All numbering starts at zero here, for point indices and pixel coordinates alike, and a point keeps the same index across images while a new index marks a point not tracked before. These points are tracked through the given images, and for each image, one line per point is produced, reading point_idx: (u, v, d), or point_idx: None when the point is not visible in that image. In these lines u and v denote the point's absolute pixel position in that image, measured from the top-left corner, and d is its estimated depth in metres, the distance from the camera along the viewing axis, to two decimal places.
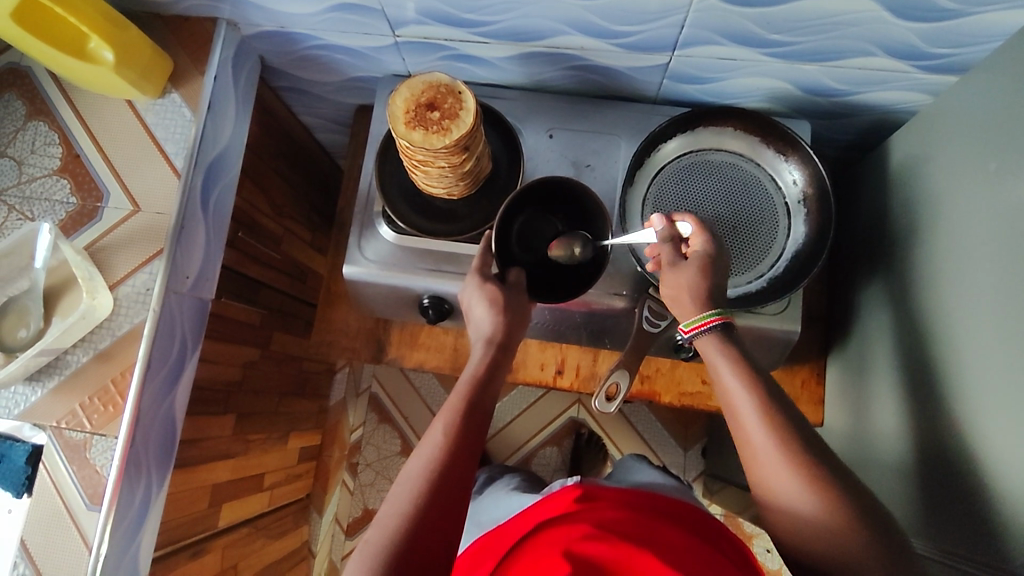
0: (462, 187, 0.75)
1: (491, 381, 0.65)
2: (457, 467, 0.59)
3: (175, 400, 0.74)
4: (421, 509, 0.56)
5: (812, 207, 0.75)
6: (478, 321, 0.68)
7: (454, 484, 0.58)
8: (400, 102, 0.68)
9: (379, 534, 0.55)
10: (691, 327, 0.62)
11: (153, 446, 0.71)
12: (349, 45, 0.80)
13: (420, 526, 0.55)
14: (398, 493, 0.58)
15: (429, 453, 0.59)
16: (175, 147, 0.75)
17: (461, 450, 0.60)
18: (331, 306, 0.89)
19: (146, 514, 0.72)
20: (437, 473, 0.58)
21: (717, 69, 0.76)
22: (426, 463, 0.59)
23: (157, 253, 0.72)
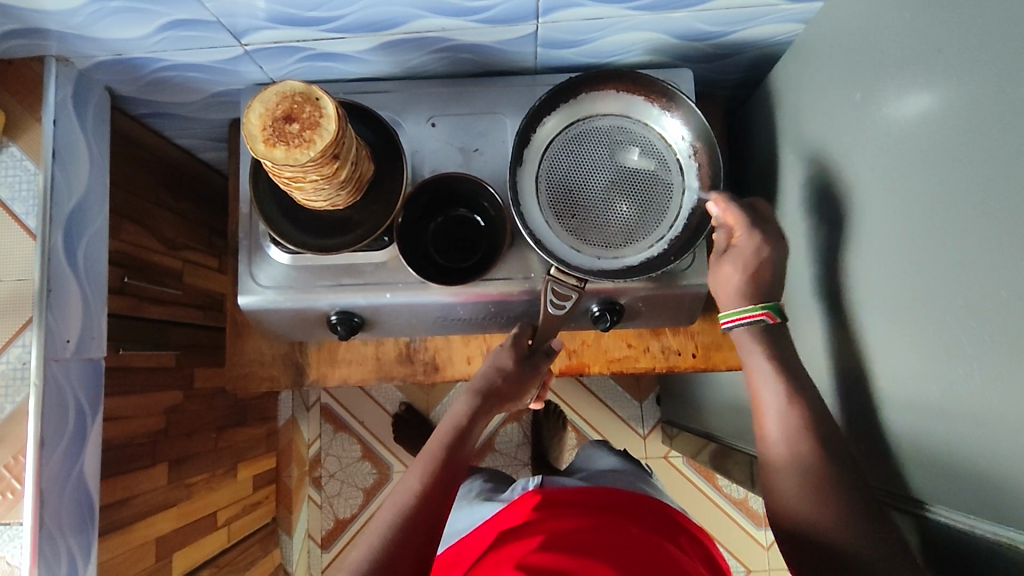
0: (346, 196, 0.71)
1: (481, 426, 0.72)
2: (447, 477, 0.65)
3: (85, 468, 0.71)
4: (422, 497, 0.62)
5: (703, 160, 0.74)
6: (490, 362, 0.75)
7: (449, 483, 0.65)
8: (255, 118, 0.63)
9: (371, 537, 0.59)
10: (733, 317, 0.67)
11: (69, 523, 0.68)
12: (198, 62, 0.74)
13: (409, 536, 0.59)
14: (391, 503, 0.63)
15: (429, 462, 0.66)
16: (25, 206, 0.69)
17: (450, 468, 0.66)
18: (240, 336, 0.86)
19: None
20: (431, 485, 0.64)
21: (588, 30, 0.73)
22: (418, 481, 0.64)
23: (27, 323, 0.67)
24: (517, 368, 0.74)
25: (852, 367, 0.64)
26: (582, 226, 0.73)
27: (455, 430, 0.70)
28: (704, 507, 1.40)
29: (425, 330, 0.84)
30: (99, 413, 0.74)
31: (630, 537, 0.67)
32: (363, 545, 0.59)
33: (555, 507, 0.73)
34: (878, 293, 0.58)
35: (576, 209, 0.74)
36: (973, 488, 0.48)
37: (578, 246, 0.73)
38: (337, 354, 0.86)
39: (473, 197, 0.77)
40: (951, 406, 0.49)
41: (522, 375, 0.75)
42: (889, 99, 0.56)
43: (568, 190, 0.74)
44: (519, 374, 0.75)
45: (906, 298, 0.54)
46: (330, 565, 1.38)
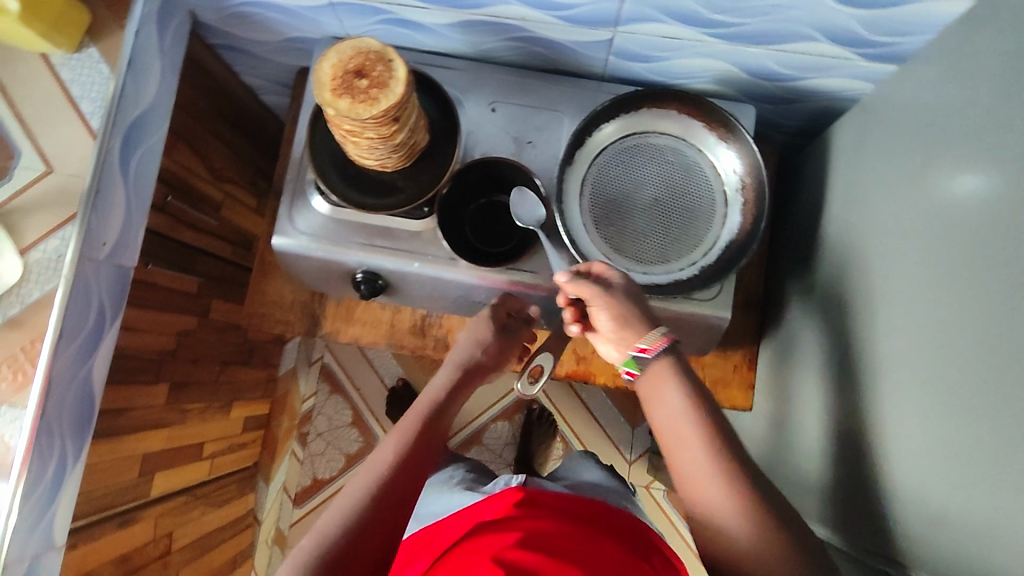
0: (397, 159, 0.73)
1: (460, 401, 0.72)
2: (422, 446, 0.66)
3: (94, 368, 0.72)
4: (396, 464, 0.63)
5: (749, 198, 0.72)
6: (472, 334, 0.76)
7: (424, 452, 0.65)
8: (328, 68, 0.65)
9: (342, 505, 0.59)
10: (652, 347, 0.61)
11: (68, 418, 0.70)
12: (283, 4, 0.76)
13: (380, 511, 0.60)
14: (367, 468, 0.63)
15: (404, 430, 0.66)
16: (92, 106, 0.72)
17: (427, 440, 0.66)
18: (265, 276, 0.87)
19: (61, 485, 0.70)
20: (406, 453, 0.64)
21: (664, 48, 0.74)
22: (394, 451, 0.64)
23: (71, 218, 0.69)
24: (496, 341, 0.76)
25: (857, 426, 0.64)
26: (617, 236, 0.73)
27: (436, 403, 0.70)
28: (676, 545, 1.39)
29: (443, 307, 0.85)
30: (117, 318, 0.75)
31: (602, 547, 0.67)
32: (335, 512, 0.59)
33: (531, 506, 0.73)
34: (899, 358, 0.58)
35: (615, 219, 0.74)
36: (957, 567, 0.47)
37: (611, 255, 0.73)
38: (353, 314, 0.88)
39: (519, 187, 0.78)
40: (949, 481, 0.49)
41: (500, 350, 0.77)
42: (945, 167, 0.56)
43: (611, 200, 0.74)
44: (498, 350, 0.76)
45: (922, 367, 0.54)
46: (300, 521, 1.39)
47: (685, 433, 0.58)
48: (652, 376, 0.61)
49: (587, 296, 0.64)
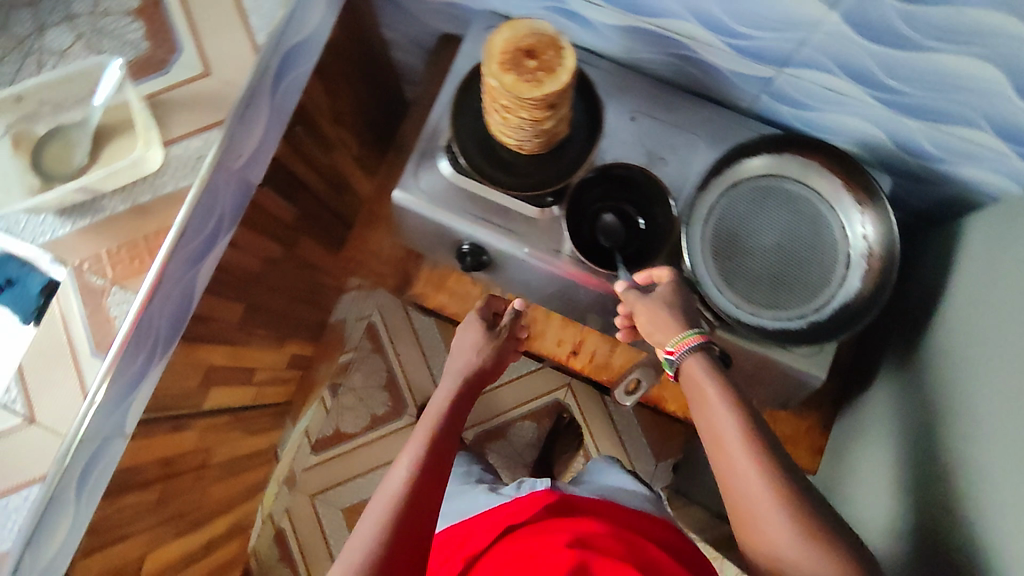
0: (535, 145, 0.73)
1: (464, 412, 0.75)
2: (444, 446, 0.69)
3: (200, 275, 0.72)
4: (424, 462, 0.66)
5: (874, 266, 0.71)
6: (469, 343, 0.80)
7: (445, 450, 0.69)
8: (500, 42, 0.66)
9: (381, 505, 0.62)
10: (676, 346, 0.63)
11: (166, 318, 0.70)
12: None
13: (405, 534, 0.60)
14: (397, 469, 0.66)
15: (424, 432, 0.70)
16: (260, 22, 0.72)
17: (446, 440, 0.70)
18: (370, 225, 0.90)
19: (144, 378, 0.70)
20: (430, 452, 0.67)
21: (820, 99, 0.73)
22: (407, 469, 0.65)
23: (216, 123, 0.70)
24: (495, 348, 0.79)
25: (936, 520, 0.62)
26: (733, 271, 0.72)
27: (442, 418, 0.72)
28: None
29: (534, 297, 0.85)
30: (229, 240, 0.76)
31: (642, 546, 0.68)
32: (360, 538, 0.60)
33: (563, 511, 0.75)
34: (985, 458, 0.56)
35: (734, 253, 0.72)
36: None
37: (722, 287, 0.71)
38: (442, 282, 0.89)
39: (651, 200, 0.76)
40: None
41: (500, 355, 0.81)
42: None
43: (734, 234, 0.73)
44: (495, 359, 0.79)
45: (1004, 467, 0.53)
46: (313, 468, 1.43)
47: (736, 461, 0.57)
48: (687, 368, 0.63)
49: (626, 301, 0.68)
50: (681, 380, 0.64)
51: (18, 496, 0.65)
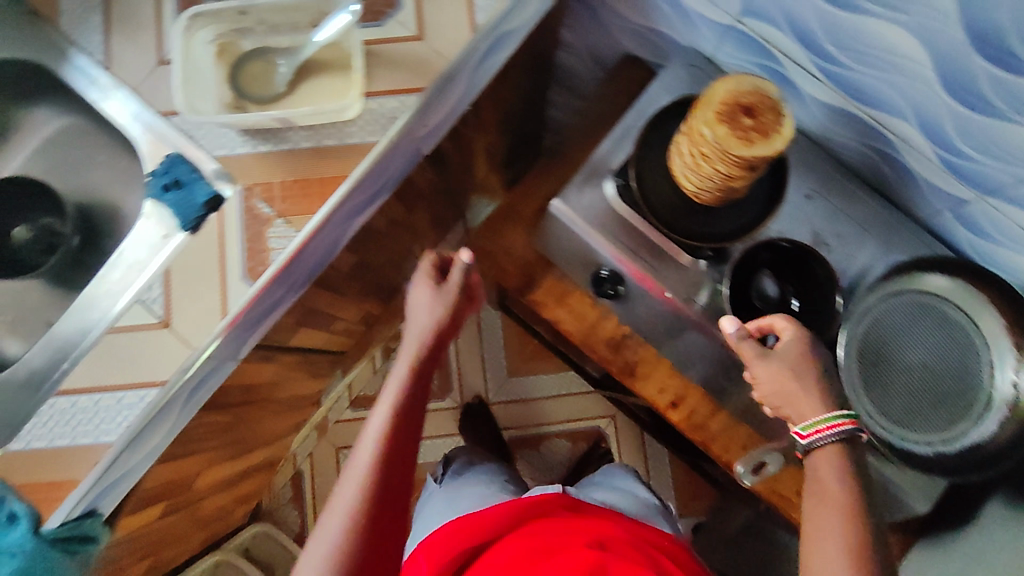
0: (714, 199, 0.71)
1: (420, 385, 0.68)
2: (405, 434, 0.63)
3: (353, 230, 0.69)
4: (388, 459, 0.60)
5: (1018, 418, 0.64)
6: (424, 303, 0.73)
7: (408, 443, 0.63)
8: (722, 92, 0.65)
9: (337, 509, 0.58)
10: (809, 431, 0.61)
11: (310, 263, 0.67)
12: (684, 3, 0.75)
13: (369, 538, 0.57)
14: (355, 466, 0.60)
15: (380, 417, 0.63)
16: (484, 1, 0.71)
17: (407, 428, 0.64)
18: (508, 222, 0.90)
19: (268, 316, 0.67)
20: (393, 445, 0.61)
21: (1008, 234, 0.70)
22: (371, 456, 0.60)
23: (415, 89, 0.69)
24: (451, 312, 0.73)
25: None
26: (873, 379, 0.70)
27: (404, 384, 0.66)
28: None
29: (654, 339, 0.84)
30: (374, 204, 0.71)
31: (658, 556, 0.70)
32: (324, 539, 0.56)
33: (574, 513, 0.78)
34: None
35: (876, 361, 0.70)
36: None
37: (858, 391, 0.71)
38: (563, 298, 0.88)
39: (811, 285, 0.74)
40: None
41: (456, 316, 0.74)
42: None
43: (881, 341, 0.70)
44: (450, 308, 0.73)
45: None
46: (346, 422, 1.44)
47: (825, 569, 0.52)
48: (817, 457, 0.60)
49: (743, 352, 0.66)
50: (807, 463, 0.61)
51: (133, 395, 0.65)
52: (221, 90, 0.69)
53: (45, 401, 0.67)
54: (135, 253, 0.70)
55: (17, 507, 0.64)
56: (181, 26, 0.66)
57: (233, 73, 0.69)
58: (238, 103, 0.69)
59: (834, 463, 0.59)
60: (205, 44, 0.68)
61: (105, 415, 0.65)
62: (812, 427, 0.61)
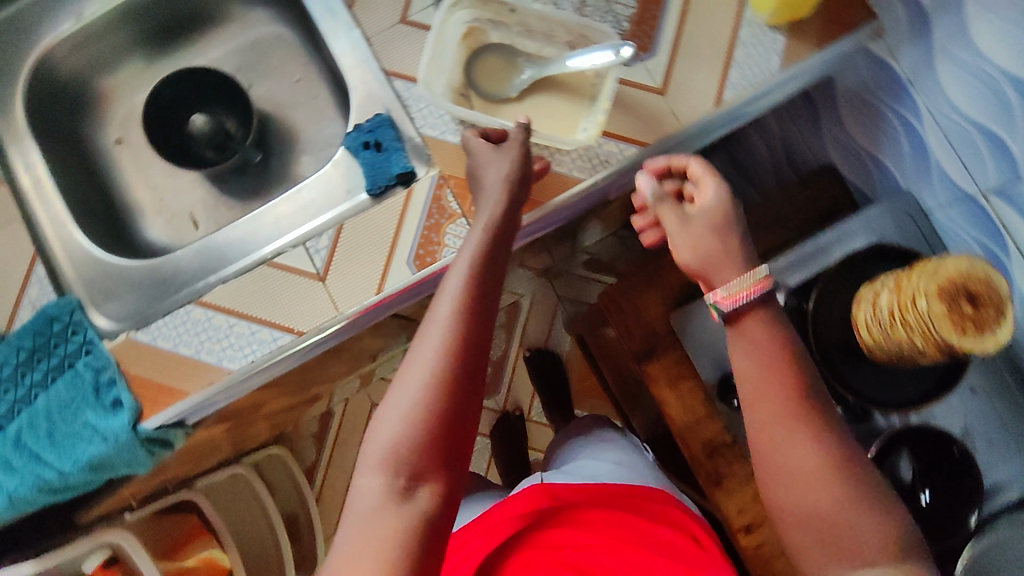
0: (886, 358, 0.67)
1: (501, 258, 0.53)
2: (480, 321, 0.49)
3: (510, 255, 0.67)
4: (457, 355, 0.47)
5: None
6: (490, 157, 0.58)
7: (482, 339, 0.49)
8: (953, 264, 0.60)
9: (392, 414, 0.46)
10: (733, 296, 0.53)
11: None
12: (932, 153, 0.70)
13: (453, 417, 0.46)
14: (412, 362, 0.47)
15: (442, 313, 0.49)
16: (738, 79, 0.67)
17: (484, 318, 0.49)
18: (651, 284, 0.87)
19: (402, 302, 0.67)
20: (463, 337, 0.48)
21: None
22: (440, 346, 0.47)
23: (639, 143, 0.67)
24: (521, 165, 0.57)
25: None
26: None
27: (479, 256, 0.52)
28: None
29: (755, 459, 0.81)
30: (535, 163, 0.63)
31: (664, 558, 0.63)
32: (387, 426, 0.46)
33: (563, 505, 0.66)
34: None
35: None
36: None
37: None
38: (676, 382, 0.85)
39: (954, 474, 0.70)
40: None
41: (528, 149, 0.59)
42: None
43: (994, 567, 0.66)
44: (521, 174, 0.57)
45: None
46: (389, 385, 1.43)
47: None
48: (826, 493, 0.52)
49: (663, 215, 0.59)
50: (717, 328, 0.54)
51: (268, 333, 0.65)
52: (453, 72, 0.67)
53: (181, 304, 0.67)
54: (312, 193, 0.69)
55: (124, 396, 0.64)
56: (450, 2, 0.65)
57: (471, 62, 0.68)
58: (464, 91, 0.67)
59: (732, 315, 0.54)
60: (459, 24, 0.66)
61: (234, 342, 0.65)
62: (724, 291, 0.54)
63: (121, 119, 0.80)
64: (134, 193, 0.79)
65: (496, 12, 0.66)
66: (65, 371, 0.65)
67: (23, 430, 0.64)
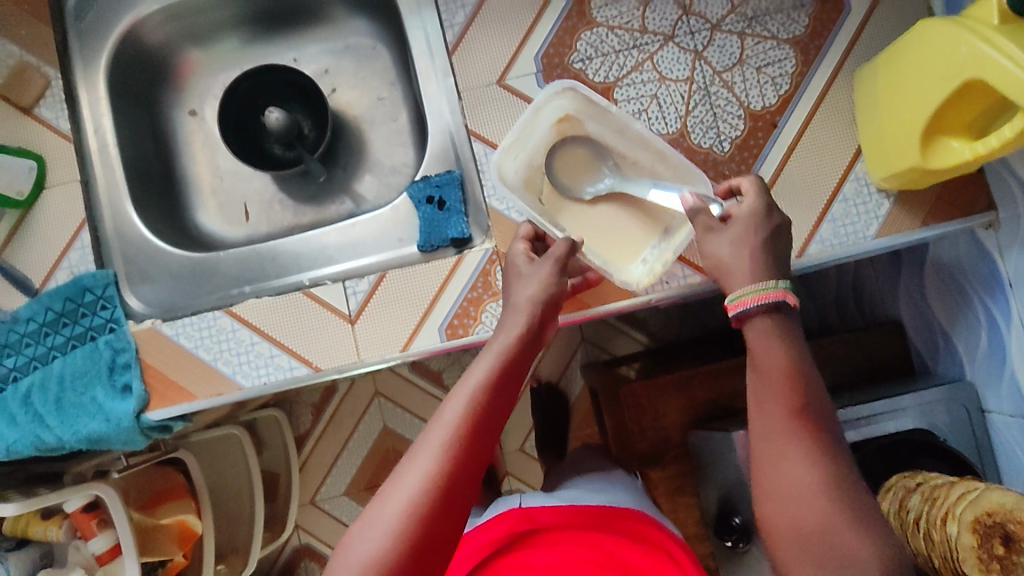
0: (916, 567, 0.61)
1: (515, 383, 0.51)
2: (476, 449, 0.47)
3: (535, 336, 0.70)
4: (444, 484, 0.45)
5: None
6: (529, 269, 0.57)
7: (473, 469, 0.46)
8: (993, 497, 0.54)
9: (364, 531, 0.44)
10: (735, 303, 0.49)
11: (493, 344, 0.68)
12: (1010, 362, 0.64)
13: (423, 549, 0.43)
14: (397, 480, 0.45)
15: (440, 432, 0.47)
16: (829, 234, 0.65)
17: (480, 446, 0.47)
18: (675, 389, 0.85)
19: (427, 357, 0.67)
20: (454, 464, 0.45)
21: None
22: (428, 471, 0.45)
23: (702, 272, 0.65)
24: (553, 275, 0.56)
25: None
26: None
27: (492, 378, 0.50)
28: None
29: None
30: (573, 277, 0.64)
31: None
32: (366, 540, 0.43)
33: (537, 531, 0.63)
34: None
35: None
36: None
37: None
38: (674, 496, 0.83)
39: None
40: None
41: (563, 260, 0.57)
42: None
43: None
44: (552, 295, 0.55)
45: None
46: None
47: None
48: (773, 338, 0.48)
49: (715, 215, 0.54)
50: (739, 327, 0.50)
51: (286, 360, 0.65)
52: (536, 152, 0.64)
53: (210, 307, 0.67)
54: (364, 230, 0.69)
55: (135, 382, 0.64)
56: (552, 88, 0.63)
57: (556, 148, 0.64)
58: (540, 173, 0.64)
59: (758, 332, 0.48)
60: (556, 109, 0.64)
61: (252, 360, 0.65)
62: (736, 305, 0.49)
63: (200, 92, 0.80)
64: (195, 169, 0.79)
65: (599, 112, 0.63)
66: (86, 342, 0.66)
67: (34, 389, 0.65)
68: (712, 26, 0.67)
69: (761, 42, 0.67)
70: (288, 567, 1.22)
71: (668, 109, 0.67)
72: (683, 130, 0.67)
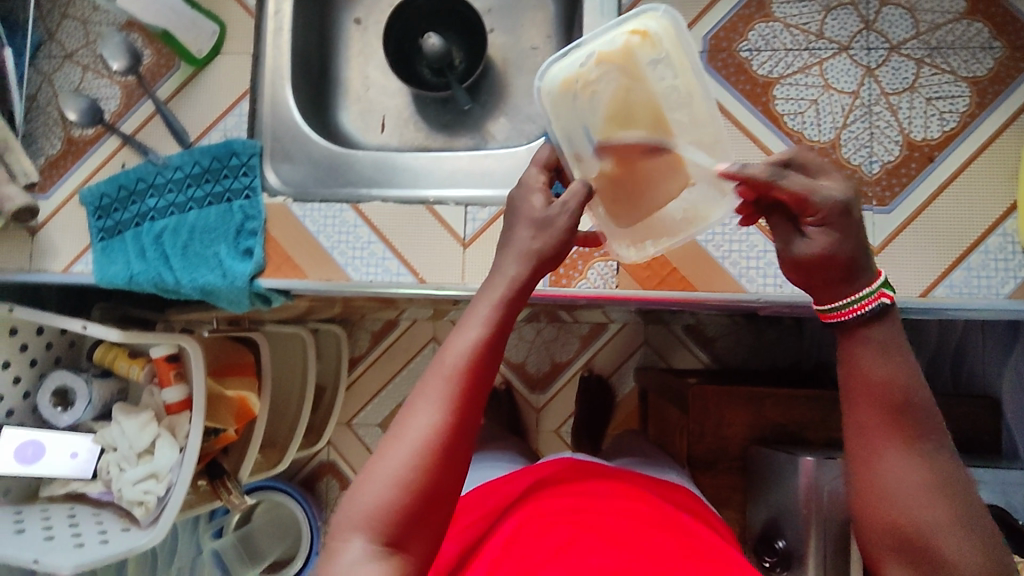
0: None
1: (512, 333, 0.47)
2: (472, 410, 0.44)
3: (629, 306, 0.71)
4: (444, 445, 0.43)
5: None
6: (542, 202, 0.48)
7: (467, 429, 0.44)
8: None
9: (365, 483, 0.43)
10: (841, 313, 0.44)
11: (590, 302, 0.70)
12: None
13: (425, 504, 0.43)
14: (393, 437, 0.44)
15: (434, 389, 0.44)
16: (959, 281, 0.63)
17: (474, 404, 0.44)
18: (743, 405, 0.84)
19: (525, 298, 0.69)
20: (450, 426, 0.43)
21: None
22: (426, 432, 0.43)
23: None
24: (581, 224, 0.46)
25: None
26: None
27: (490, 330, 0.45)
28: None
29: None
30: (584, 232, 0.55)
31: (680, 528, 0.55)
32: (373, 485, 0.43)
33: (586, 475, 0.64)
34: None
35: None
36: None
37: None
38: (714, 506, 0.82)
39: None
40: None
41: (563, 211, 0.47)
42: None
43: None
44: (561, 242, 0.47)
45: None
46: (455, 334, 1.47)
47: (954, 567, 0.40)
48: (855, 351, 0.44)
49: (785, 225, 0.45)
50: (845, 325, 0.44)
51: (395, 265, 0.68)
52: (583, 62, 0.47)
53: (339, 198, 0.71)
54: (495, 164, 0.72)
55: (256, 249, 0.68)
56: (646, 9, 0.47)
57: (606, 72, 0.46)
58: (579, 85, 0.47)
59: (867, 345, 0.43)
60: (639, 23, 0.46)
61: (365, 257, 0.68)
62: (824, 308, 0.44)
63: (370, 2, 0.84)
64: (347, 73, 0.83)
65: (677, 57, 0.46)
66: (222, 202, 0.70)
67: (166, 231, 0.70)
68: (891, 46, 0.66)
69: (938, 74, 0.65)
70: (311, 476, 1.25)
71: (825, 117, 0.66)
72: (835, 141, 0.66)
